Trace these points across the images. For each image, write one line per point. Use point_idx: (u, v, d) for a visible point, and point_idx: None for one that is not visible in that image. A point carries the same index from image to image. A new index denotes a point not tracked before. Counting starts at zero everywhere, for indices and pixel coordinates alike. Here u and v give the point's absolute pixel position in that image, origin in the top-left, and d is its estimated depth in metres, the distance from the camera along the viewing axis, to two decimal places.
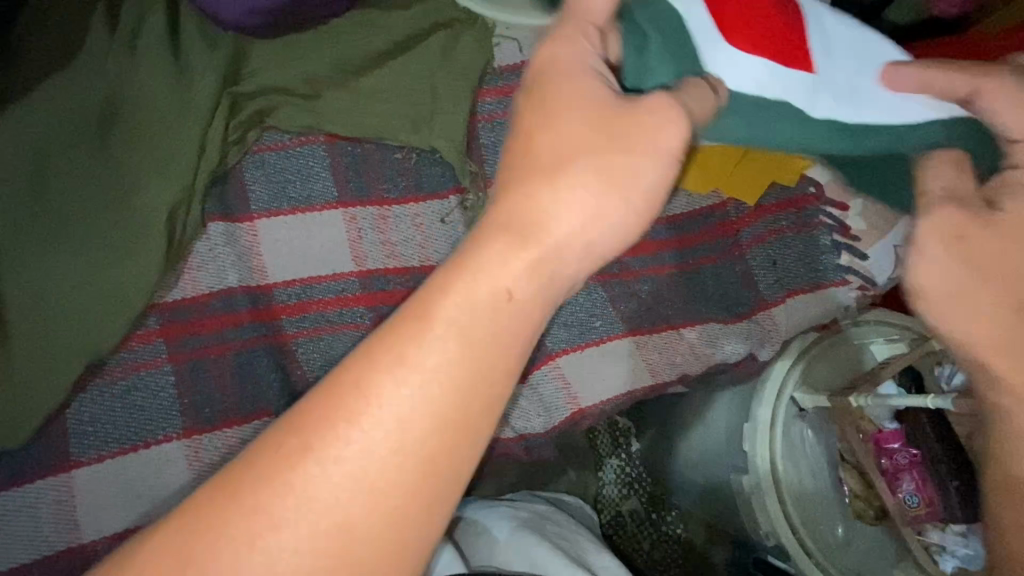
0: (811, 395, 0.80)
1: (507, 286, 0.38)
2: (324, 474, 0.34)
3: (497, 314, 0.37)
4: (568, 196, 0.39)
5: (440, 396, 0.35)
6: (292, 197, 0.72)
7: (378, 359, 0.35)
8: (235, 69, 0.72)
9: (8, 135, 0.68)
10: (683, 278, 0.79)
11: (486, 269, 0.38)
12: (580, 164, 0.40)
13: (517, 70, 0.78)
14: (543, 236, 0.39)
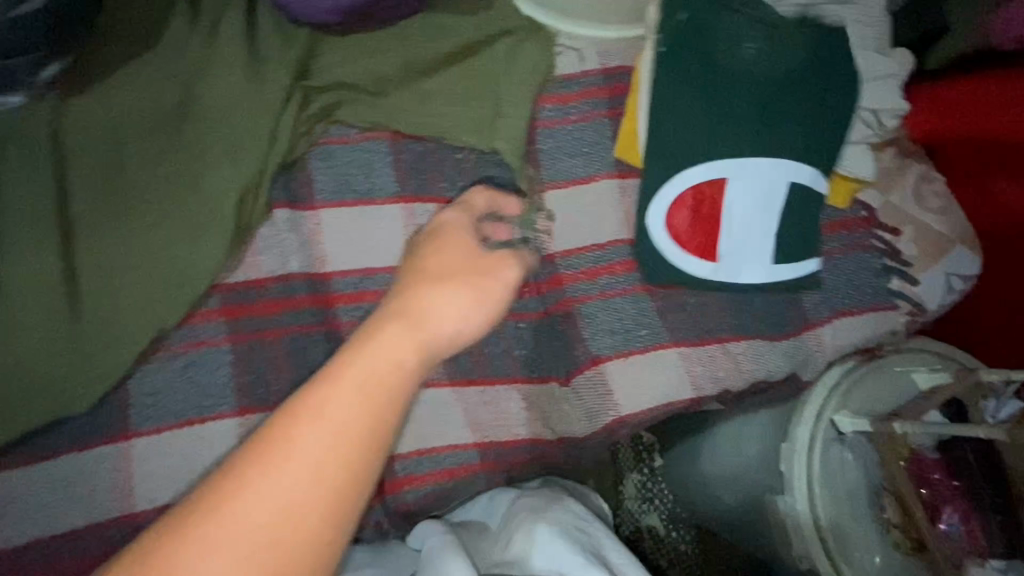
0: (850, 417, 0.79)
1: (379, 352, 0.47)
2: (215, 542, 0.36)
3: (376, 372, 0.45)
4: (442, 305, 0.55)
5: (352, 432, 0.41)
6: (355, 189, 0.74)
7: (280, 420, 0.41)
8: (306, 64, 0.75)
9: (93, 116, 0.72)
10: (733, 295, 0.78)
11: (372, 332, 0.49)
12: (431, 291, 0.56)
13: (577, 79, 0.80)
14: (387, 330, 0.50)
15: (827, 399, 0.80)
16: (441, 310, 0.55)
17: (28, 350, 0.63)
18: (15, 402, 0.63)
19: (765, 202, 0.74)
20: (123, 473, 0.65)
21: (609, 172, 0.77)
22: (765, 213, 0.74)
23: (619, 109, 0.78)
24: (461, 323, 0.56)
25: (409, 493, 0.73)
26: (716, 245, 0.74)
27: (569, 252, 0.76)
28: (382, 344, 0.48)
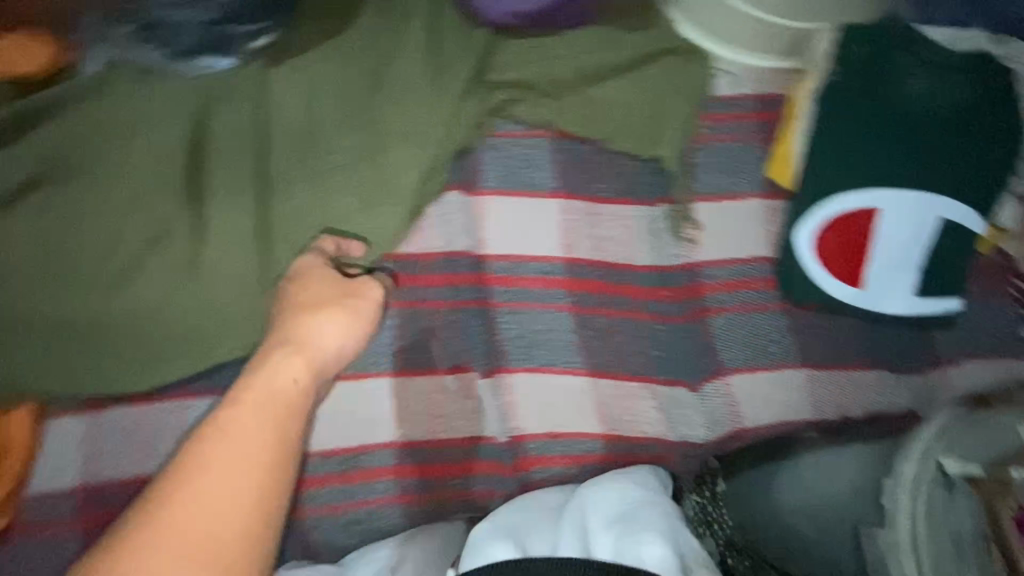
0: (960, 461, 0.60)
1: (280, 380, 0.62)
2: (202, 494, 0.51)
3: (274, 394, 0.60)
4: (331, 320, 0.69)
5: (234, 448, 0.55)
6: (519, 181, 0.78)
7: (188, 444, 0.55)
8: (488, 58, 0.80)
9: (290, 83, 0.77)
10: (863, 324, 0.81)
11: (280, 370, 0.63)
12: (322, 315, 0.69)
13: (734, 101, 0.84)
14: (291, 372, 0.63)
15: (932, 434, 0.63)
16: (331, 334, 0.68)
17: (226, 290, 0.69)
18: (209, 336, 0.68)
19: (918, 235, 0.76)
20: None
21: (757, 192, 0.81)
22: (914, 249, 0.76)
23: (768, 135, 0.83)
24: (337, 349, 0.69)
25: (539, 473, 0.75)
26: (858, 271, 0.77)
27: (713, 264, 0.79)
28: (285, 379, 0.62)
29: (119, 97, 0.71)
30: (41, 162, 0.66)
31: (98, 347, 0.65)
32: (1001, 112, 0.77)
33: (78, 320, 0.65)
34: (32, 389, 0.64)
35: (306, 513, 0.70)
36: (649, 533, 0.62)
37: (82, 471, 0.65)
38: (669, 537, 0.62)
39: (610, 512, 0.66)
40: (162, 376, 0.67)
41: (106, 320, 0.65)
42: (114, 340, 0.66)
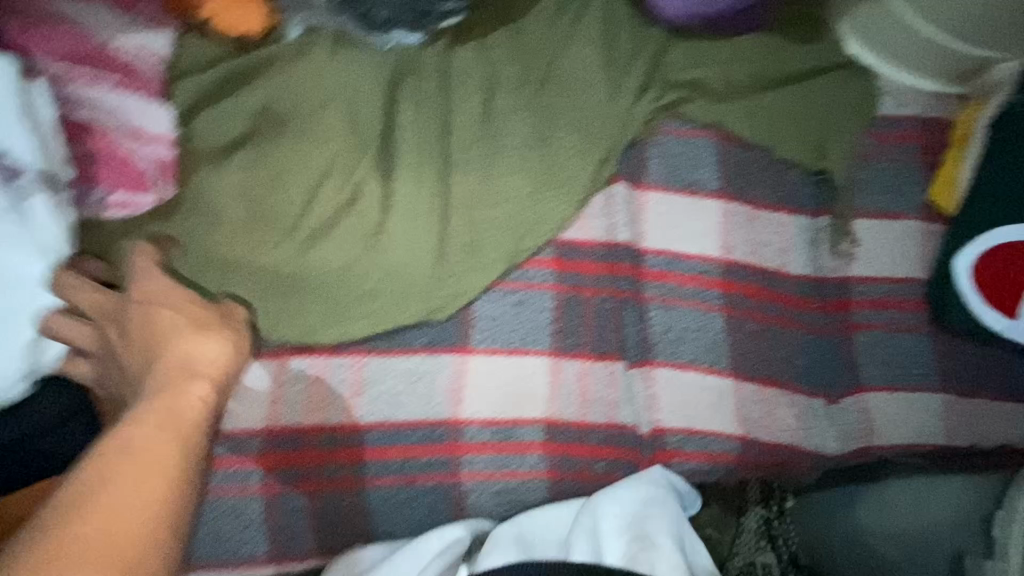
0: None
1: (187, 398, 0.55)
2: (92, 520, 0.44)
3: (174, 415, 0.53)
4: (202, 347, 0.60)
5: (160, 461, 0.49)
6: (684, 179, 0.79)
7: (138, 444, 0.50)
8: (664, 56, 0.81)
9: (472, 64, 0.79)
10: (1008, 354, 0.81)
11: (177, 387, 0.55)
12: (186, 335, 0.60)
13: (898, 121, 0.84)
14: (191, 391, 0.56)
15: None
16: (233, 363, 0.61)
17: (408, 260, 0.71)
18: (388, 301, 0.70)
19: None
20: (461, 380, 0.72)
21: (915, 213, 0.81)
22: None
23: (930, 158, 0.83)
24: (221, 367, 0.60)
25: (675, 464, 0.77)
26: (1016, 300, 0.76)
27: (865, 280, 0.80)
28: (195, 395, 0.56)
29: (317, 62, 0.73)
30: (251, 117, 0.68)
31: (289, 297, 0.67)
32: None
33: (272, 269, 0.66)
34: (227, 331, 0.64)
35: (463, 477, 0.71)
36: (659, 533, 0.69)
37: (266, 415, 0.67)
38: (675, 532, 0.70)
39: (623, 512, 0.71)
40: (347, 333, 0.69)
41: (299, 271, 0.68)
42: (305, 292, 0.68)
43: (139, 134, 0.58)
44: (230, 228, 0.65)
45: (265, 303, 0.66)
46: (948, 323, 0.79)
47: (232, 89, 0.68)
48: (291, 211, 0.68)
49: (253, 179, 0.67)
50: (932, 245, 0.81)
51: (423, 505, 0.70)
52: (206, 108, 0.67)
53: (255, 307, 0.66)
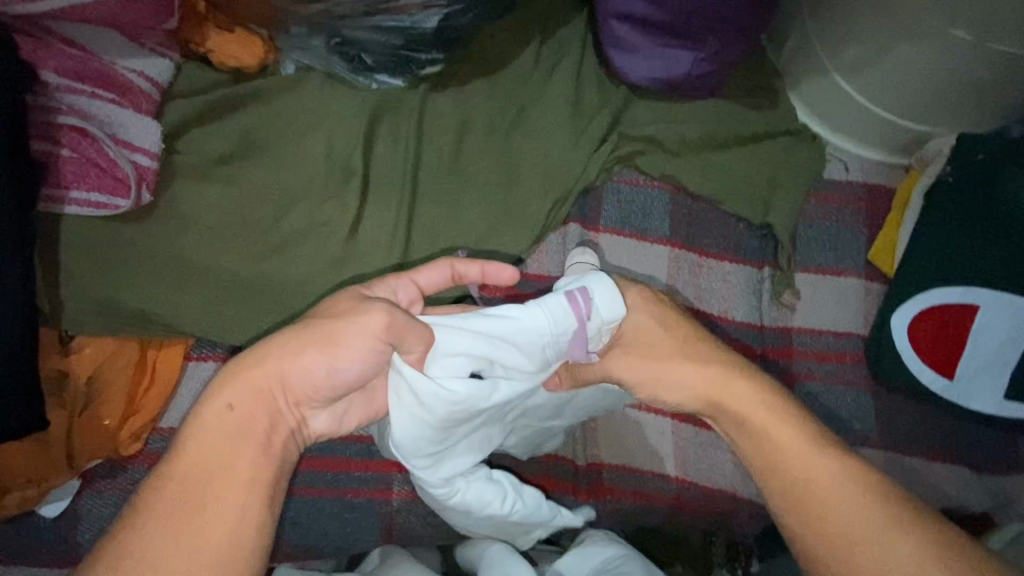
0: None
1: (244, 391, 0.56)
2: (207, 513, 0.52)
3: (223, 429, 0.54)
4: (292, 367, 0.56)
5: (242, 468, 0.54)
6: (634, 225, 0.85)
7: (226, 438, 0.54)
8: (624, 113, 0.89)
9: (446, 109, 0.86)
10: (948, 417, 0.82)
11: (218, 395, 0.55)
12: (307, 356, 0.56)
13: (842, 185, 0.89)
14: (228, 397, 0.55)
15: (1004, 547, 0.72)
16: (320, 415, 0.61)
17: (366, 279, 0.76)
18: None
19: (1010, 340, 0.78)
20: None
21: (856, 272, 0.86)
22: (1002, 352, 0.78)
23: (873, 220, 0.88)
24: (319, 381, 0.57)
25: (609, 502, 0.78)
26: (951, 361, 0.79)
27: (807, 331, 0.83)
28: (239, 412, 0.55)
29: (304, 97, 0.80)
30: (233, 140, 0.75)
31: (242, 306, 0.71)
32: None
33: (234, 279, 0.71)
34: (180, 332, 0.69)
35: (393, 496, 0.72)
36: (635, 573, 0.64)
37: None
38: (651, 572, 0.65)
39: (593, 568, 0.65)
40: None
41: (258, 282, 0.72)
42: (257, 301, 0.71)
43: (127, 144, 0.65)
44: (201, 234, 0.70)
45: (224, 306, 0.70)
46: (882, 379, 0.81)
47: (220, 114, 0.76)
48: (257, 228, 0.73)
49: (227, 197, 0.72)
50: (873, 302, 0.85)
51: (350, 522, 0.71)
52: (192, 130, 0.74)
53: (211, 313, 0.69)
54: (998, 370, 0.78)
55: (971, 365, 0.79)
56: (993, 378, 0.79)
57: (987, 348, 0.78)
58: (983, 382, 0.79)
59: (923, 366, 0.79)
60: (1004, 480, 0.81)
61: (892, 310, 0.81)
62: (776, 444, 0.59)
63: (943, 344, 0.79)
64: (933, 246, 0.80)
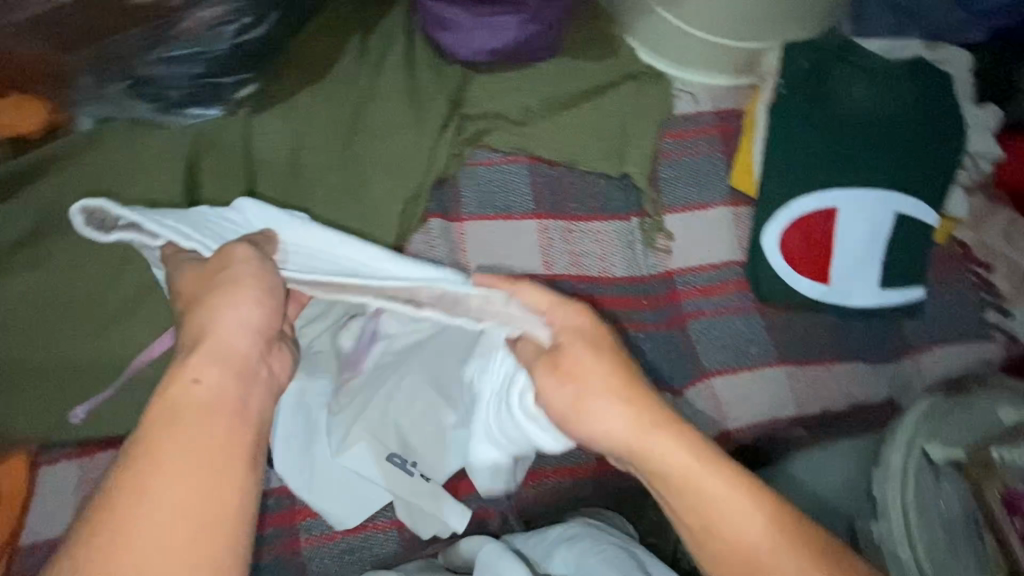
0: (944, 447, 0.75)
1: (198, 366, 0.48)
2: (154, 505, 0.42)
3: (190, 407, 0.46)
4: (242, 312, 0.53)
5: (214, 441, 0.45)
6: (497, 206, 0.84)
7: (184, 412, 0.46)
8: (464, 92, 0.86)
9: (274, 129, 0.80)
10: (834, 318, 0.85)
11: (178, 375, 0.48)
12: (232, 295, 0.53)
13: (693, 118, 0.89)
14: (192, 372, 0.48)
15: (920, 424, 0.77)
16: (282, 361, 0.54)
17: None
18: None
19: (868, 232, 0.81)
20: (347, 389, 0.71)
21: (722, 200, 0.86)
22: (865, 245, 0.81)
23: (730, 146, 0.88)
24: (248, 333, 0.52)
25: (530, 487, 0.78)
26: (825, 269, 0.81)
27: (687, 270, 0.84)
28: (209, 384, 0.48)
29: (109, 151, 0.75)
30: (32, 216, 0.71)
31: (87, 392, 0.70)
32: (930, 118, 0.83)
33: (72, 368, 0.70)
34: (28, 433, 0.69)
35: (302, 544, 0.71)
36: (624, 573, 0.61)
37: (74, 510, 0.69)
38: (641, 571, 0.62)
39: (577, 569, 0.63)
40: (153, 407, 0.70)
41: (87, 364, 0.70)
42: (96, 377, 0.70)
43: None
44: (30, 333, 0.69)
45: (67, 391, 0.69)
46: (767, 298, 0.82)
47: (11, 190, 0.71)
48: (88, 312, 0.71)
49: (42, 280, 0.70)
50: (745, 227, 0.86)
51: None
52: None
53: (57, 402, 0.69)
54: (862, 265, 0.82)
55: (841, 265, 0.81)
56: (861, 272, 0.82)
57: (851, 247, 0.81)
58: (852, 278, 0.82)
59: (799, 276, 0.81)
60: (892, 364, 0.85)
61: (759, 231, 0.82)
62: (688, 485, 0.51)
63: (814, 252, 0.81)
64: (782, 161, 0.81)
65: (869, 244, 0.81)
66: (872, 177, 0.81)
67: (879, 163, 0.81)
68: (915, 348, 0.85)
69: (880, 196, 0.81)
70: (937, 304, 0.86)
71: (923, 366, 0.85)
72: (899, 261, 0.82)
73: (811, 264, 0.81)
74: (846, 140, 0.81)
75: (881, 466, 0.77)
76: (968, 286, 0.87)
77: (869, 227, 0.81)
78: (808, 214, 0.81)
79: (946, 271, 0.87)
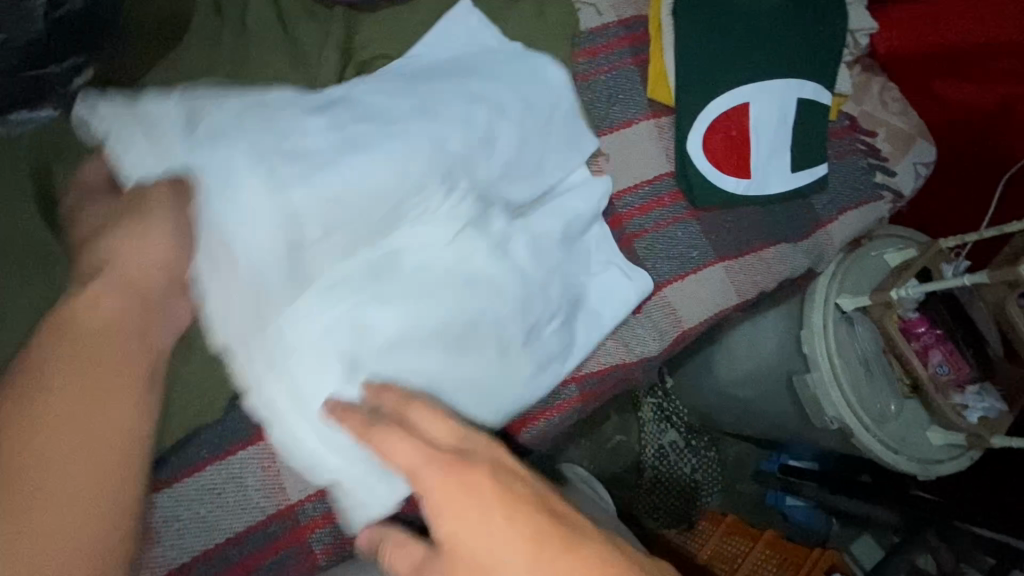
0: (850, 297, 0.99)
1: (96, 314, 0.48)
2: (44, 449, 0.43)
3: (96, 327, 0.48)
4: (132, 251, 0.52)
5: (110, 403, 0.46)
6: None
7: (51, 369, 0.45)
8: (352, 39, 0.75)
9: None
10: (761, 206, 0.90)
11: (93, 289, 0.49)
12: (118, 237, 0.52)
13: (600, 31, 0.86)
14: (93, 292, 0.49)
15: (829, 282, 1.00)
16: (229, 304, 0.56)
17: None
18: None
19: (777, 119, 0.86)
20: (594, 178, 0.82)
21: (644, 114, 0.86)
22: (776, 135, 0.86)
23: (641, 56, 0.87)
24: (162, 268, 0.53)
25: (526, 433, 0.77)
26: (747, 164, 0.86)
27: (625, 192, 0.84)
28: (106, 311, 0.49)
29: None
30: None
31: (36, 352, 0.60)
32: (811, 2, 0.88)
33: None
34: None
35: (319, 559, 0.67)
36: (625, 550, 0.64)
37: None
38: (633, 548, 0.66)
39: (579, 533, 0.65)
40: None
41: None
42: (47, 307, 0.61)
43: None
44: None
45: None
46: (699, 203, 0.85)
47: None
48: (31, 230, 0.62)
49: None
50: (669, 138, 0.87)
51: None
52: None
53: None
54: (774, 152, 0.87)
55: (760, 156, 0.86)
56: (774, 158, 0.87)
57: (764, 139, 0.86)
58: (768, 168, 0.87)
59: (726, 177, 0.85)
60: (814, 237, 0.93)
61: (690, 138, 0.84)
62: None
63: (735, 150, 0.85)
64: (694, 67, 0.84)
65: (778, 129, 0.87)
66: (771, 68, 0.85)
67: (775, 53, 0.86)
68: (829, 218, 0.93)
69: (783, 85, 0.86)
70: (840, 171, 0.94)
71: (835, 231, 0.94)
72: (805, 140, 0.89)
73: (732, 164, 0.85)
74: (746, 37, 0.85)
75: (805, 327, 1.00)
76: (864, 150, 0.95)
77: (774, 115, 0.86)
78: (726, 114, 0.84)
79: (843, 141, 0.95)
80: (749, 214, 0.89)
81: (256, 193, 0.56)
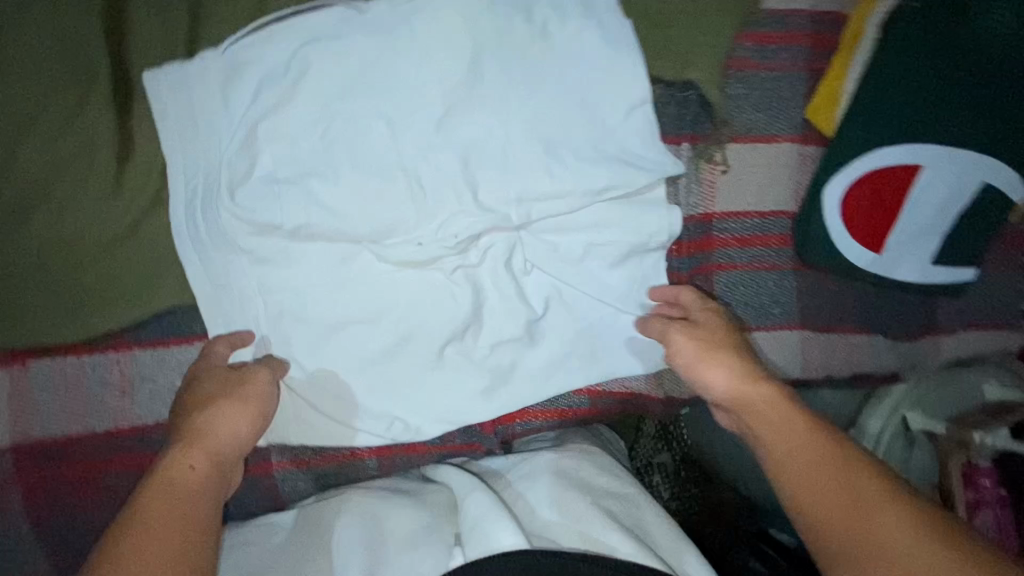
0: (924, 416, 0.77)
1: (190, 469, 0.49)
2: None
3: (185, 487, 0.48)
4: (228, 422, 0.54)
5: (188, 522, 0.46)
6: None
7: (156, 505, 0.46)
8: None
9: None
10: (874, 289, 0.76)
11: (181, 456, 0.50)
12: (221, 409, 0.54)
13: (783, 19, 0.71)
14: (187, 458, 0.50)
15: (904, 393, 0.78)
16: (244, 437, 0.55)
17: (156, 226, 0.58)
18: (132, 279, 0.58)
19: (949, 198, 0.70)
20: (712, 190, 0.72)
21: (791, 135, 0.72)
22: (937, 216, 0.71)
23: (818, 65, 0.72)
24: (237, 448, 0.54)
25: (519, 425, 0.72)
26: (883, 236, 0.71)
27: (729, 215, 0.72)
28: (195, 478, 0.49)
29: None
30: None
31: (69, 185, 0.56)
32: None
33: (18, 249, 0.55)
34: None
35: (274, 468, 0.66)
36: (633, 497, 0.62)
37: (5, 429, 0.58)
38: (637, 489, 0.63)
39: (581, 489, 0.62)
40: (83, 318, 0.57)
41: (70, 239, 0.56)
42: (90, 135, 0.56)
43: None
44: None
45: None
46: (806, 259, 0.72)
47: None
48: (89, 48, 0.56)
49: None
50: (807, 172, 0.73)
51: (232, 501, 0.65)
52: None
53: None
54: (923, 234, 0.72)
55: (905, 233, 0.71)
56: (920, 242, 0.72)
57: (920, 216, 0.71)
58: (908, 249, 0.72)
59: (854, 243, 0.71)
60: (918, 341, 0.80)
61: (832, 182, 0.69)
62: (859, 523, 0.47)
63: (879, 216, 0.71)
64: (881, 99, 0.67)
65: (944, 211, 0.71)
66: (974, 135, 0.68)
67: (988, 119, 0.68)
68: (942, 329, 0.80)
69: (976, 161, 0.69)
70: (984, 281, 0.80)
71: (945, 344, 0.81)
72: (967, 234, 0.73)
73: (867, 230, 0.71)
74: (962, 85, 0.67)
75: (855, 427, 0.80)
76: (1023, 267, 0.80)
77: (949, 192, 0.70)
78: (890, 171, 0.69)
79: (1003, 250, 0.80)
80: (857, 290, 0.76)
81: (292, 130, 0.58)
